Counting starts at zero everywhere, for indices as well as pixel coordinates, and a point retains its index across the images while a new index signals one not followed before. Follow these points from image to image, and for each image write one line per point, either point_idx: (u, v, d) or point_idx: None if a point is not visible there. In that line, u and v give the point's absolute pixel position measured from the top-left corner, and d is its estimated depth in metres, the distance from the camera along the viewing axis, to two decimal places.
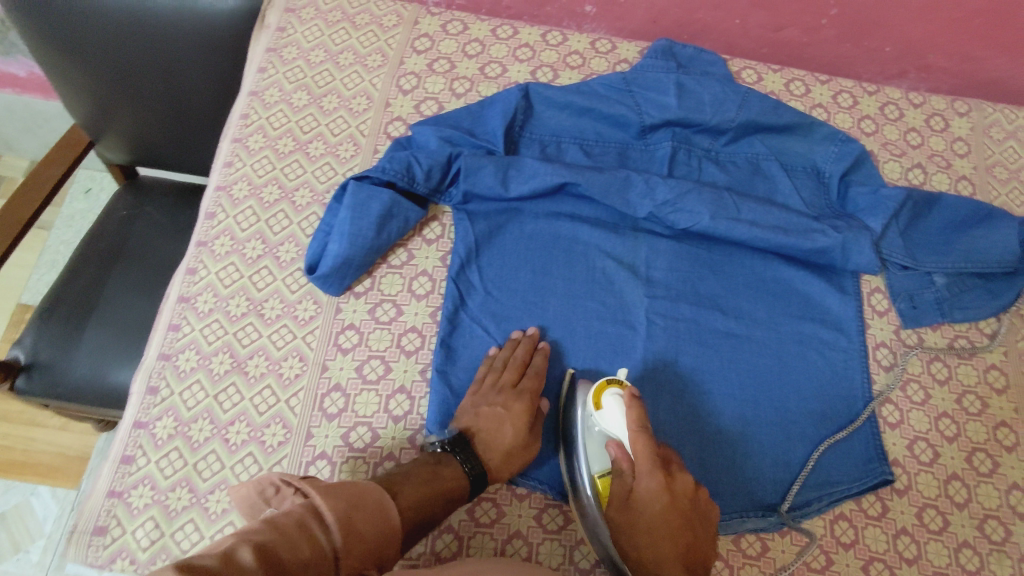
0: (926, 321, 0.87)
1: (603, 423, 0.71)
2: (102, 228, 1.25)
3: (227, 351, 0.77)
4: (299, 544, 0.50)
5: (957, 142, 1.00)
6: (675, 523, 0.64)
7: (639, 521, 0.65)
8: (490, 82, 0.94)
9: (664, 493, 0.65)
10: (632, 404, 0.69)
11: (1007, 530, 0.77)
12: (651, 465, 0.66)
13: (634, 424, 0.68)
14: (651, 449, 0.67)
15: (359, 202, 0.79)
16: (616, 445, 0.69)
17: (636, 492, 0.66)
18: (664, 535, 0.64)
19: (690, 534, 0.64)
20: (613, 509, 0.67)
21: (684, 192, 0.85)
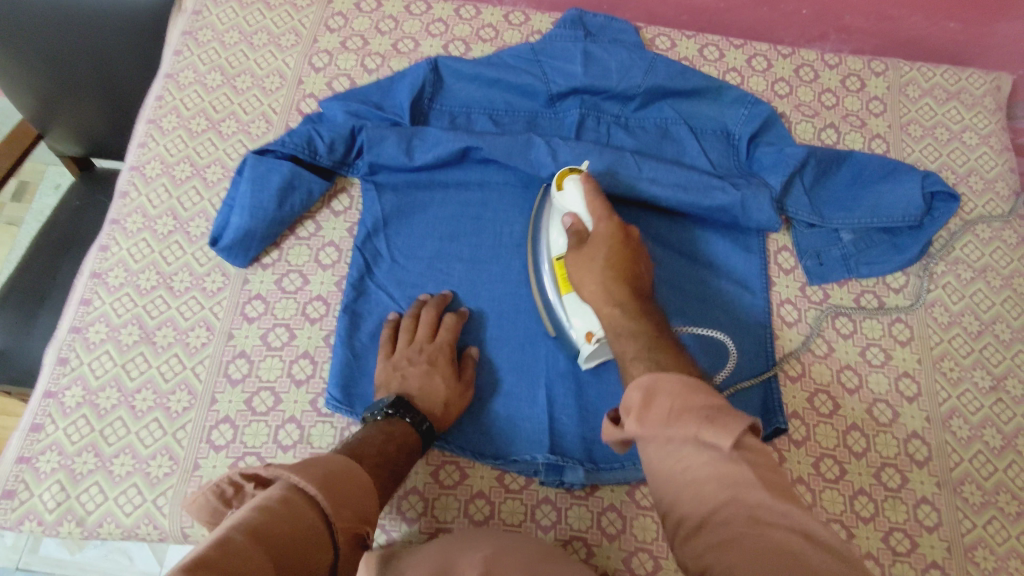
0: (832, 277, 0.88)
1: (563, 201, 0.76)
2: (56, 218, 1.28)
3: (136, 323, 0.80)
4: (288, 516, 0.50)
5: (873, 101, 1.00)
6: (626, 259, 0.70)
7: (595, 260, 0.70)
8: (402, 57, 0.96)
9: (617, 230, 0.72)
10: (591, 188, 0.75)
11: (903, 478, 0.79)
12: (608, 217, 0.73)
13: (591, 198, 0.74)
14: (609, 211, 0.73)
15: (258, 175, 0.81)
16: (574, 215, 0.74)
17: (594, 233, 0.72)
18: (619, 268, 0.69)
19: (640, 268, 0.70)
20: (571, 254, 0.73)
21: (584, 153, 0.87)
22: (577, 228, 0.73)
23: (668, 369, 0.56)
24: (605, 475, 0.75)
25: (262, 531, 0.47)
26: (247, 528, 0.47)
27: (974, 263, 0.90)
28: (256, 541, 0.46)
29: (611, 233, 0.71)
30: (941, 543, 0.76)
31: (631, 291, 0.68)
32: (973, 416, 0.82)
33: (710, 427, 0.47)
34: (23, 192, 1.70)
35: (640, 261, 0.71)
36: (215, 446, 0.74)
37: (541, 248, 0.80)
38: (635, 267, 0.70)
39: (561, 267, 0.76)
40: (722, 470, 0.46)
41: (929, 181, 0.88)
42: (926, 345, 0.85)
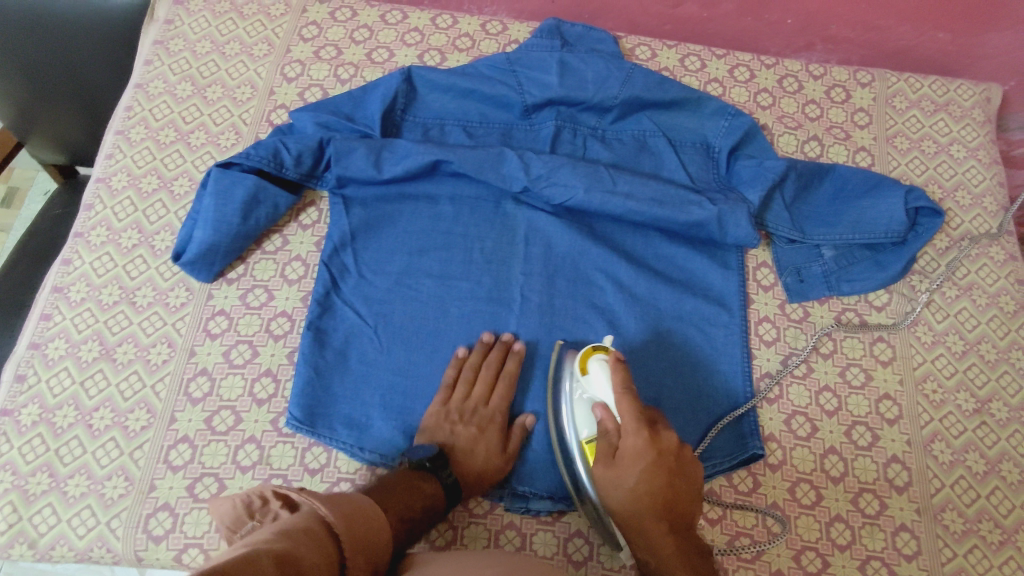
0: (812, 295, 0.86)
1: (586, 385, 0.71)
2: (37, 228, 1.24)
3: (96, 339, 0.78)
4: (312, 547, 0.51)
5: (858, 113, 0.97)
6: (659, 489, 0.66)
7: (624, 481, 0.66)
8: (375, 67, 0.94)
9: (649, 449, 0.66)
10: (618, 370, 0.70)
11: (881, 504, 0.76)
12: (639, 427, 0.67)
13: (620, 389, 0.69)
14: (638, 420, 0.67)
15: (222, 188, 0.79)
16: (603, 408, 0.69)
17: (624, 451, 0.67)
18: (650, 498, 0.66)
19: (678, 496, 0.66)
20: (599, 466, 0.68)
21: (558, 166, 0.85)
22: (605, 425, 0.68)
23: None
24: (574, 501, 0.74)
25: (288, 557, 0.48)
26: (274, 553, 0.48)
27: (959, 280, 0.87)
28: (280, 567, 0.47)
29: (642, 451, 0.66)
30: (919, 572, 0.73)
31: (663, 516, 0.65)
32: (956, 440, 0.79)
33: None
34: (11, 199, 1.58)
35: (675, 464, 0.67)
36: (173, 466, 0.73)
37: (565, 398, 0.73)
38: (671, 490, 0.66)
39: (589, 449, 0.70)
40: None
41: (912, 196, 0.86)
42: (909, 366, 0.83)
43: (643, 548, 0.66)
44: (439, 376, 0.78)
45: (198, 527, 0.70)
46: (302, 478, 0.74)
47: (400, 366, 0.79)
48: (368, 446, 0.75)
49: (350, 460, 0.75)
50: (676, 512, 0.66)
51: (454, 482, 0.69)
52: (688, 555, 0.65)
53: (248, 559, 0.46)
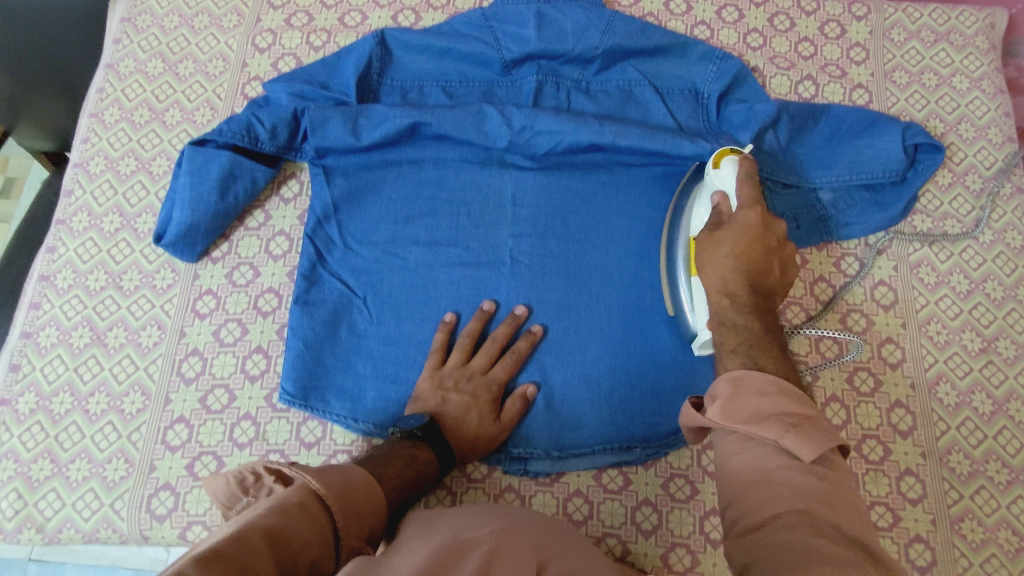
0: (810, 241, 0.83)
1: (716, 180, 0.70)
2: (35, 215, 1.18)
3: (86, 325, 0.78)
4: (304, 523, 0.50)
5: (854, 48, 0.93)
6: (756, 255, 0.62)
7: (726, 245, 0.63)
8: (349, 31, 0.91)
9: (760, 221, 0.63)
10: (746, 162, 0.69)
11: (885, 449, 0.75)
12: (754, 202, 0.65)
13: (744, 173, 0.67)
14: (756, 197, 0.65)
15: (197, 167, 0.79)
16: (721, 195, 0.68)
17: (736, 216, 0.65)
18: (749, 259, 0.62)
19: (769, 270, 0.63)
20: (706, 232, 0.66)
21: (540, 121, 0.82)
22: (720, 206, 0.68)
23: (766, 359, 0.57)
24: (572, 462, 0.74)
25: (280, 535, 0.47)
26: (265, 530, 0.47)
27: (963, 217, 0.85)
28: (270, 545, 0.46)
29: (751, 223, 0.63)
30: (925, 516, 0.72)
31: (746, 275, 0.62)
32: (961, 381, 0.77)
33: (794, 435, 0.49)
34: (9, 186, 1.40)
35: (777, 245, 0.63)
36: (171, 447, 0.73)
37: (680, 229, 0.76)
38: (764, 265, 0.63)
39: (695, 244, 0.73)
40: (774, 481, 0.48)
41: (910, 133, 0.84)
42: (911, 309, 0.81)
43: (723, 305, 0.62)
44: (432, 337, 0.77)
45: (199, 505, 0.71)
46: (299, 452, 0.74)
47: (390, 335, 0.78)
48: (362, 416, 0.75)
49: (347, 432, 0.75)
50: (766, 285, 0.63)
51: (446, 449, 0.70)
52: (764, 319, 0.61)
53: (238, 538, 0.45)
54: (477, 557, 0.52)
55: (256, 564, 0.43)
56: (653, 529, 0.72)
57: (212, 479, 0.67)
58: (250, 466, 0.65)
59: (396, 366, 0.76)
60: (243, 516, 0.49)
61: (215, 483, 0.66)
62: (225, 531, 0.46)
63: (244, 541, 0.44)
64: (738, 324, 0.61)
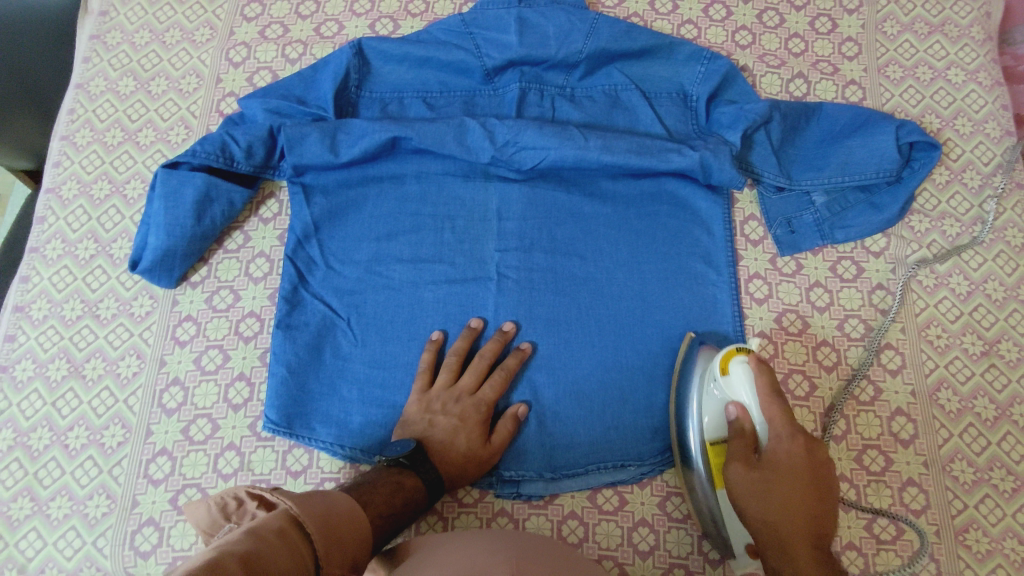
0: (804, 245, 0.81)
1: (727, 385, 0.68)
2: (15, 237, 1.15)
3: (63, 357, 0.76)
4: (284, 550, 0.48)
5: (845, 43, 0.91)
6: (808, 507, 0.60)
7: (769, 487, 0.62)
8: (325, 42, 0.89)
9: (803, 456, 0.62)
10: (763, 373, 0.66)
11: (887, 459, 0.73)
12: (789, 436, 0.63)
13: (764, 391, 0.65)
14: (789, 426, 0.64)
15: (170, 190, 0.77)
16: (740, 406, 0.67)
17: (773, 457, 0.63)
18: (801, 510, 0.60)
19: (821, 508, 0.61)
20: (739, 467, 0.64)
21: (523, 129, 0.79)
22: (743, 422, 0.66)
23: (778, 496, 0.61)
24: (566, 483, 0.72)
25: (258, 560, 0.45)
26: (243, 555, 0.45)
27: (962, 216, 0.82)
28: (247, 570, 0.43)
29: (795, 458, 0.62)
30: (929, 527, 0.70)
31: (807, 530, 0.59)
32: (963, 386, 0.75)
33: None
34: None
35: (818, 476, 0.62)
36: (154, 480, 0.71)
37: (687, 406, 0.70)
38: (817, 489, 0.61)
39: (715, 454, 0.68)
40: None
41: (904, 131, 0.81)
42: (910, 313, 0.79)
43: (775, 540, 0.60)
44: (419, 358, 0.75)
45: (184, 540, 0.69)
46: (285, 481, 0.72)
47: (375, 357, 0.76)
48: (350, 443, 0.73)
49: (334, 460, 0.73)
50: (823, 534, 0.60)
51: (436, 475, 0.68)
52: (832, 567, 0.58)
53: (213, 562, 0.42)
54: None
55: None
56: (651, 550, 0.70)
57: (196, 506, 0.65)
58: (231, 493, 0.64)
59: (383, 389, 0.74)
60: (218, 542, 0.46)
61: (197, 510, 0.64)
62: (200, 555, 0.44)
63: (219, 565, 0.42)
64: (805, 572, 0.57)
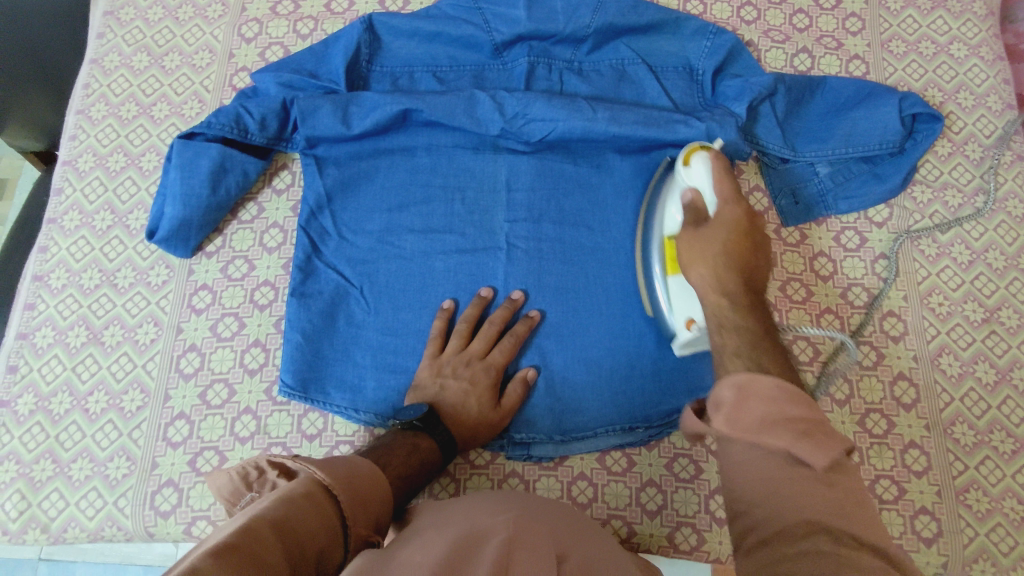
0: (809, 216, 0.83)
1: (687, 177, 0.70)
2: (27, 217, 1.15)
3: (82, 324, 0.78)
4: (313, 514, 0.50)
5: (849, 19, 0.92)
6: (744, 244, 0.60)
7: (709, 240, 0.61)
8: (336, 18, 0.90)
9: (744, 212, 0.63)
10: (719, 162, 0.68)
11: (889, 423, 0.75)
12: (735, 199, 0.64)
13: (717, 173, 0.67)
14: (736, 192, 0.65)
15: (186, 161, 0.78)
16: (694, 190, 0.67)
17: (719, 213, 0.63)
18: (736, 254, 0.59)
19: (759, 266, 0.60)
20: (685, 230, 0.65)
21: (532, 101, 0.80)
22: (696, 203, 0.67)
23: (725, 278, 0.58)
24: (575, 446, 0.74)
25: (288, 526, 0.47)
26: (273, 522, 0.46)
27: (963, 187, 0.84)
28: (279, 537, 0.45)
29: (738, 215, 0.62)
30: (930, 488, 0.72)
31: (740, 269, 0.58)
32: (964, 352, 0.77)
33: (806, 442, 0.41)
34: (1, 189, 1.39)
35: (759, 244, 0.61)
36: (172, 443, 0.73)
37: (653, 228, 0.75)
38: (755, 255, 0.60)
39: (671, 244, 0.71)
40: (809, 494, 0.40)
41: (907, 104, 0.82)
42: (913, 281, 0.80)
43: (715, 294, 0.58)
44: (430, 324, 0.77)
45: (203, 500, 0.71)
46: (301, 444, 0.74)
47: (387, 325, 0.77)
48: (363, 407, 0.74)
49: (348, 424, 0.75)
50: (756, 279, 0.59)
51: (448, 438, 0.69)
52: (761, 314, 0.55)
53: (246, 531, 0.44)
54: (494, 548, 0.52)
55: (266, 558, 0.43)
56: (659, 509, 0.72)
57: (217, 471, 0.68)
58: (253, 461, 0.65)
59: (395, 356, 0.76)
60: (248, 510, 0.48)
61: (221, 476, 0.66)
62: (230, 525, 0.46)
63: (252, 534, 0.44)
64: (729, 318, 0.56)
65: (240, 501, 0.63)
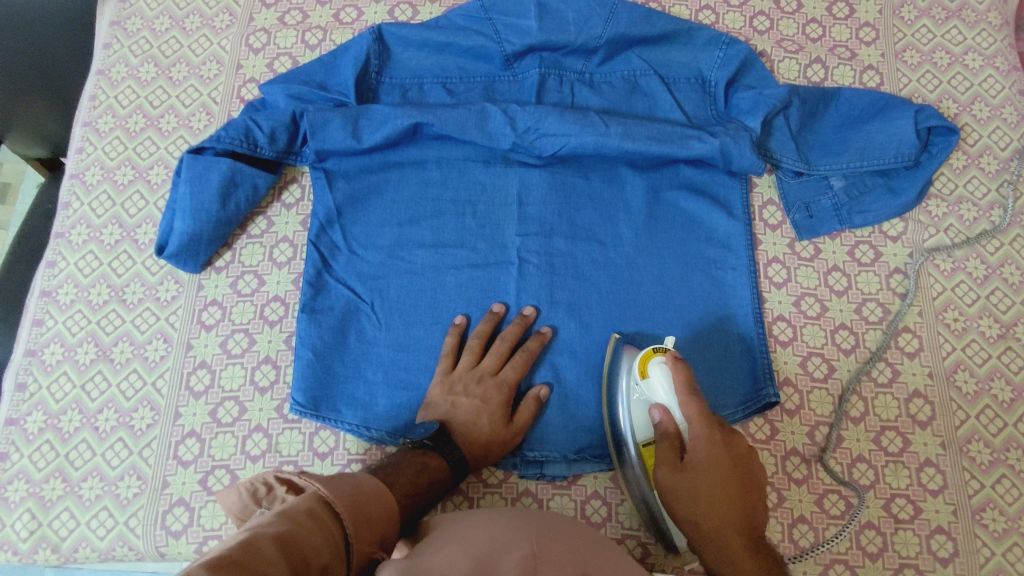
0: (823, 230, 0.82)
1: (649, 391, 0.67)
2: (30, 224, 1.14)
3: (91, 341, 0.77)
4: (315, 528, 0.50)
5: (863, 28, 0.91)
6: (733, 499, 0.60)
7: (697, 492, 0.60)
8: (344, 29, 0.89)
9: (723, 456, 0.61)
10: (679, 369, 0.65)
11: (905, 440, 0.74)
12: (709, 435, 0.62)
13: (681, 388, 0.63)
14: (708, 423, 0.62)
15: (196, 175, 0.77)
16: (662, 409, 0.65)
17: (695, 459, 0.61)
18: (727, 508, 0.60)
19: (747, 482, 0.61)
20: (666, 473, 0.62)
21: (545, 115, 0.80)
22: (668, 429, 0.64)
23: (704, 481, 0.60)
24: (589, 463, 0.73)
25: (290, 540, 0.46)
26: (274, 535, 0.46)
27: (979, 200, 0.83)
28: (280, 550, 0.45)
29: (715, 454, 0.61)
30: (946, 507, 0.72)
31: (739, 518, 0.59)
32: (980, 368, 0.76)
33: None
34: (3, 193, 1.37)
35: (742, 469, 0.61)
36: (183, 462, 0.72)
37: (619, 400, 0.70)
38: (743, 487, 0.61)
39: (649, 456, 0.67)
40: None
41: (922, 116, 0.81)
42: (928, 297, 0.79)
43: (717, 540, 0.59)
44: (442, 341, 0.76)
45: (214, 520, 0.70)
46: (312, 462, 0.73)
47: (398, 341, 0.77)
48: (374, 425, 0.74)
49: (360, 441, 0.74)
50: (755, 530, 0.60)
51: (460, 457, 0.68)
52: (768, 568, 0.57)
53: (246, 544, 0.44)
54: (501, 566, 0.51)
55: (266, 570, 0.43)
56: None
57: (225, 490, 0.67)
58: (261, 477, 0.65)
59: (407, 374, 0.75)
60: (250, 524, 0.48)
61: (228, 493, 0.66)
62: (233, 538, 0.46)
63: (252, 545, 0.44)
64: None
65: (249, 518, 0.63)
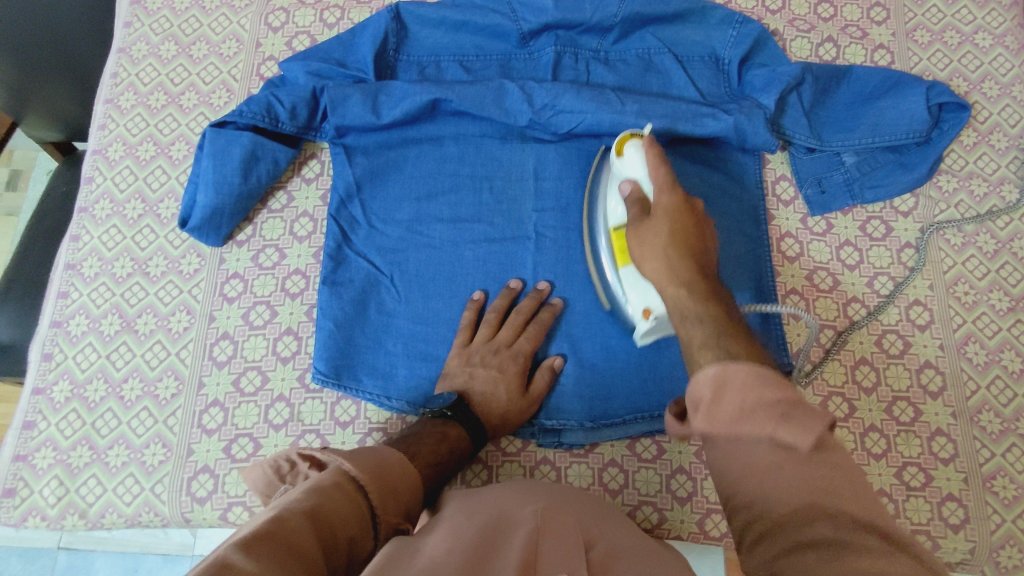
0: (835, 206, 0.83)
1: (624, 166, 0.70)
2: (45, 207, 1.14)
3: (116, 312, 0.78)
4: (343, 502, 0.50)
5: (874, 8, 0.92)
6: (690, 233, 0.61)
7: (654, 231, 0.62)
8: (362, 8, 0.90)
9: (681, 201, 0.63)
10: (651, 146, 0.67)
11: (916, 410, 0.75)
12: (670, 188, 0.64)
13: (651, 158, 0.66)
14: (671, 179, 0.65)
15: (218, 149, 0.78)
16: (632, 181, 0.68)
17: (657, 209, 0.64)
18: (682, 243, 0.60)
19: (706, 245, 0.62)
20: (630, 225, 0.65)
21: (562, 92, 0.81)
22: (636, 194, 0.67)
23: (663, 229, 0.61)
24: (605, 432, 0.75)
25: (321, 514, 0.47)
26: (305, 509, 0.46)
27: (989, 176, 0.84)
28: (312, 524, 0.45)
29: (674, 203, 0.63)
30: (957, 474, 0.73)
31: (690, 252, 0.60)
32: (990, 340, 0.78)
33: (786, 425, 0.39)
34: (15, 179, 1.38)
35: (703, 232, 0.62)
36: (207, 430, 0.74)
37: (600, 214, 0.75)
38: (699, 231, 0.61)
39: (619, 238, 0.71)
40: (798, 474, 0.39)
41: (934, 92, 0.82)
42: (939, 271, 0.80)
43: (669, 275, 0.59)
44: (460, 313, 0.77)
45: (238, 487, 0.71)
46: (334, 431, 0.75)
47: (417, 313, 0.78)
48: (395, 394, 0.75)
49: (381, 410, 0.76)
50: (706, 260, 0.60)
51: (477, 425, 0.70)
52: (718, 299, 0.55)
53: (279, 519, 0.44)
54: (524, 535, 0.52)
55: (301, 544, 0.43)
56: (689, 496, 0.72)
57: (251, 465, 0.69)
58: (283, 455, 0.66)
59: (427, 345, 0.77)
60: (279, 499, 0.48)
61: (255, 466, 0.68)
62: (264, 513, 0.46)
63: (284, 521, 0.44)
64: (690, 309, 0.55)
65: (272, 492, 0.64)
